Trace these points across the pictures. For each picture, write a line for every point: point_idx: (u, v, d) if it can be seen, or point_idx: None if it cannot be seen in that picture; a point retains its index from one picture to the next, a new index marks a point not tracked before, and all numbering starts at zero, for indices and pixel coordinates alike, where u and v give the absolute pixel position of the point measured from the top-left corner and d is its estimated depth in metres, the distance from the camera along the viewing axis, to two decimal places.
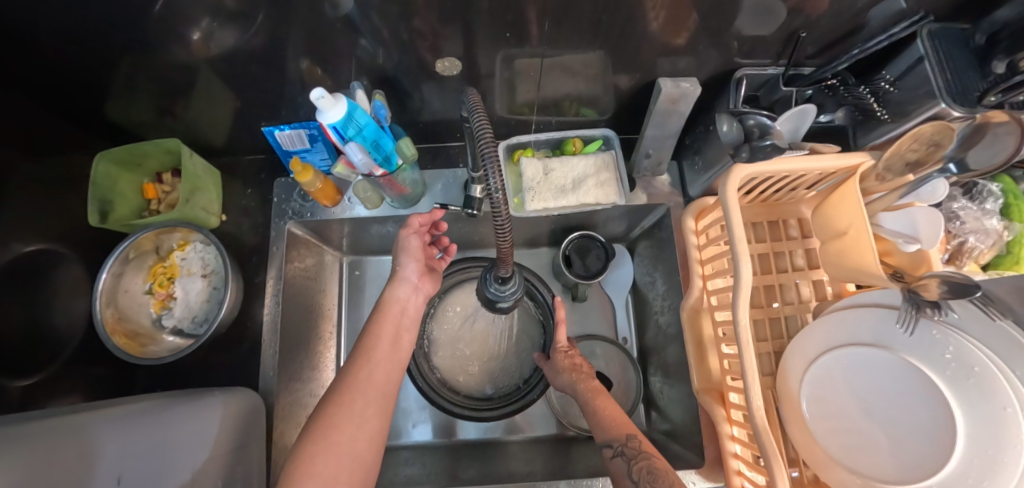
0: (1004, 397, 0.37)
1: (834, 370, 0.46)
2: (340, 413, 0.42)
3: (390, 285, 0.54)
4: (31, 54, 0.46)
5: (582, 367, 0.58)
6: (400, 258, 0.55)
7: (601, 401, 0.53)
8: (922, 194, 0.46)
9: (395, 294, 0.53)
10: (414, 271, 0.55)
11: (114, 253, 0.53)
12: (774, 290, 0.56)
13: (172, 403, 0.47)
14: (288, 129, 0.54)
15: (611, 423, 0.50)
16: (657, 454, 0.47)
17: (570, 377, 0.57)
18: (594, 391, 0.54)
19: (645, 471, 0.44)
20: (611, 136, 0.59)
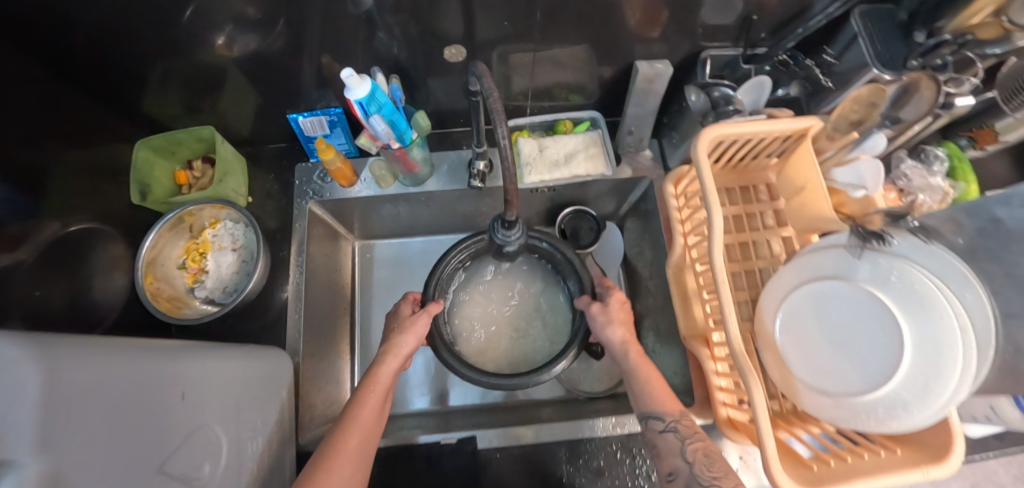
0: (940, 309, 0.45)
1: (803, 305, 0.52)
2: (326, 474, 0.45)
3: (380, 359, 0.56)
4: (86, 54, 0.52)
5: (626, 315, 0.61)
6: (398, 335, 0.58)
7: (649, 371, 0.56)
8: (868, 147, 0.53)
9: (384, 371, 0.56)
10: (410, 348, 0.58)
11: (153, 229, 0.58)
12: (748, 246, 0.63)
13: (207, 345, 0.48)
14: (311, 116, 0.62)
15: (666, 399, 0.53)
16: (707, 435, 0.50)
17: (616, 334, 0.59)
18: (642, 358, 0.57)
19: (700, 453, 0.48)
20: (598, 118, 0.67)
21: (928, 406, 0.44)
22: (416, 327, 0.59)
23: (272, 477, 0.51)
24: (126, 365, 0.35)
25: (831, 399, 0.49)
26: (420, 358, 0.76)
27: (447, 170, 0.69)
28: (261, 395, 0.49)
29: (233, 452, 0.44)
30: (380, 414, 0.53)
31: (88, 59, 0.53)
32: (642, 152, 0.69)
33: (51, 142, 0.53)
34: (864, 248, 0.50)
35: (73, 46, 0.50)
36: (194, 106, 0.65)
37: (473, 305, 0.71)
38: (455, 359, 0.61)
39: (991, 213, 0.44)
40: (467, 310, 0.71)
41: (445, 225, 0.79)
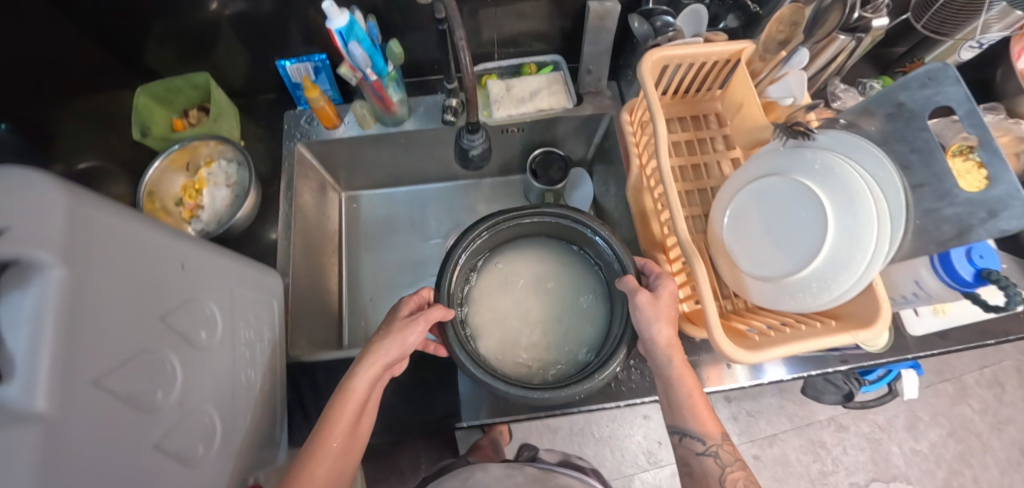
0: (856, 185, 0.50)
1: (746, 205, 0.58)
2: (317, 464, 0.51)
3: (354, 369, 0.53)
4: (87, 7, 0.57)
5: (672, 302, 0.57)
6: (380, 344, 0.54)
7: (690, 385, 0.57)
8: (795, 63, 0.58)
9: (361, 382, 0.53)
10: (391, 355, 0.55)
11: (153, 164, 0.63)
12: (700, 169, 0.69)
13: (216, 247, 0.51)
14: (296, 62, 0.70)
15: (705, 423, 0.57)
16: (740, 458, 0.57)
17: (658, 333, 0.56)
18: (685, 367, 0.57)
19: (741, 483, 0.55)
20: (559, 61, 0.75)
21: (854, 274, 0.49)
22: (406, 336, 0.54)
23: (269, 378, 0.55)
24: (137, 222, 0.40)
25: (770, 282, 0.55)
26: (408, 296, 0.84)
27: (423, 112, 0.75)
28: (251, 295, 0.54)
29: (229, 332, 0.48)
30: (352, 432, 0.54)
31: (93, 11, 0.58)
32: (603, 92, 0.76)
33: (60, 86, 0.58)
34: (797, 144, 0.55)
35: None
36: (189, 60, 0.70)
37: (496, 308, 0.69)
38: (484, 371, 0.54)
39: (895, 99, 0.50)
40: (491, 316, 0.68)
41: (427, 175, 0.86)
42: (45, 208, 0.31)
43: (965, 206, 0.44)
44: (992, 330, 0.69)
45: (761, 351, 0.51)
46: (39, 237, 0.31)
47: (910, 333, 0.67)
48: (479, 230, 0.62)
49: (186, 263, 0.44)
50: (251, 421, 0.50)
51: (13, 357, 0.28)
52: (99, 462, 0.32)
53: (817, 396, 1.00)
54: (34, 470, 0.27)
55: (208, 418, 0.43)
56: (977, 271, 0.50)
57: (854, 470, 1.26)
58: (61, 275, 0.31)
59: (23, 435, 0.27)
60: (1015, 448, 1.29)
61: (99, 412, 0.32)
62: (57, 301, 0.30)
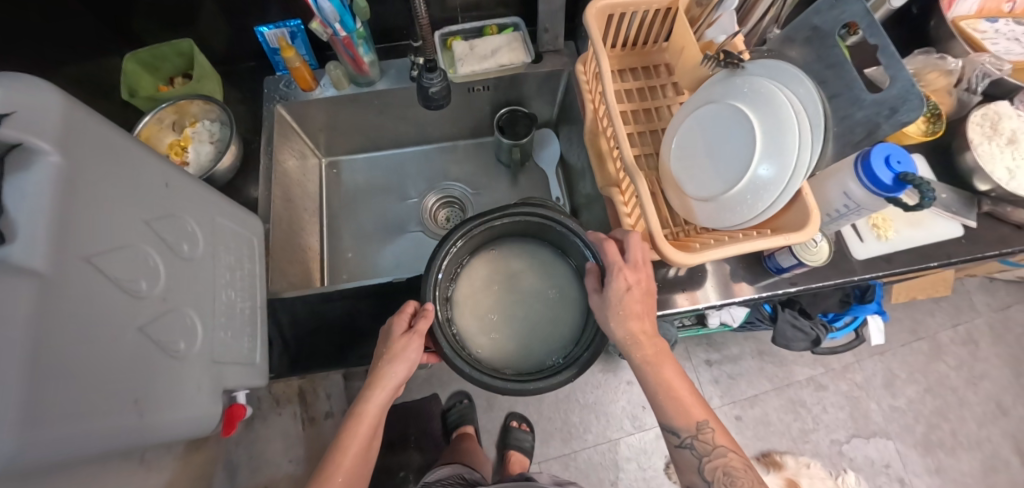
0: (777, 101, 0.55)
1: (691, 136, 0.64)
2: (338, 461, 0.55)
3: (366, 392, 0.56)
4: None
5: (638, 286, 0.56)
6: (385, 366, 0.56)
7: (661, 374, 0.57)
8: (727, 6, 0.64)
9: (372, 404, 0.57)
10: (398, 377, 0.57)
11: (143, 119, 0.70)
12: (651, 113, 0.74)
13: (204, 186, 0.55)
14: (274, 29, 0.76)
15: (681, 414, 0.56)
16: (727, 445, 0.55)
17: (623, 328, 0.56)
18: (657, 361, 0.57)
19: (719, 471, 0.54)
20: (519, 23, 0.81)
21: (780, 180, 0.54)
22: (408, 354, 0.56)
23: (251, 305, 0.60)
24: (126, 135, 0.44)
25: (711, 201, 0.61)
26: (387, 250, 0.91)
27: (394, 73, 0.82)
28: (231, 228, 0.59)
29: (209, 251, 0.53)
30: (366, 450, 0.57)
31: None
32: (561, 51, 0.83)
33: (56, 49, 0.63)
34: (729, 72, 0.61)
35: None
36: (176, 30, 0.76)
37: (479, 307, 0.66)
38: (483, 377, 0.56)
39: (810, 23, 0.55)
40: (474, 316, 0.65)
41: (402, 136, 0.94)
42: (44, 103, 0.36)
43: (873, 107, 0.49)
44: (933, 253, 0.73)
45: (700, 254, 0.57)
46: (36, 125, 0.35)
47: (855, 257, 0.72)
48: (455, 239, 0.60)
49: (170, 183, 0.49)
50: (233, 337, 0.54)
51: (13, 216, 0.33)
52: (88, 324, 0.36)
53: (788, 344, 1.04)
54: (27, 309, 0.31)
55: (188, 319, 0.47)
56: (897, 176, 0.54)
57: (834, 427, 1.29)
58: (58, 161, 0.36)
59: (17, 280, 0.31)
60: (991, 402, 1.32)
61: (87, 283, 0.36)
62: (52, 181, 0.35)
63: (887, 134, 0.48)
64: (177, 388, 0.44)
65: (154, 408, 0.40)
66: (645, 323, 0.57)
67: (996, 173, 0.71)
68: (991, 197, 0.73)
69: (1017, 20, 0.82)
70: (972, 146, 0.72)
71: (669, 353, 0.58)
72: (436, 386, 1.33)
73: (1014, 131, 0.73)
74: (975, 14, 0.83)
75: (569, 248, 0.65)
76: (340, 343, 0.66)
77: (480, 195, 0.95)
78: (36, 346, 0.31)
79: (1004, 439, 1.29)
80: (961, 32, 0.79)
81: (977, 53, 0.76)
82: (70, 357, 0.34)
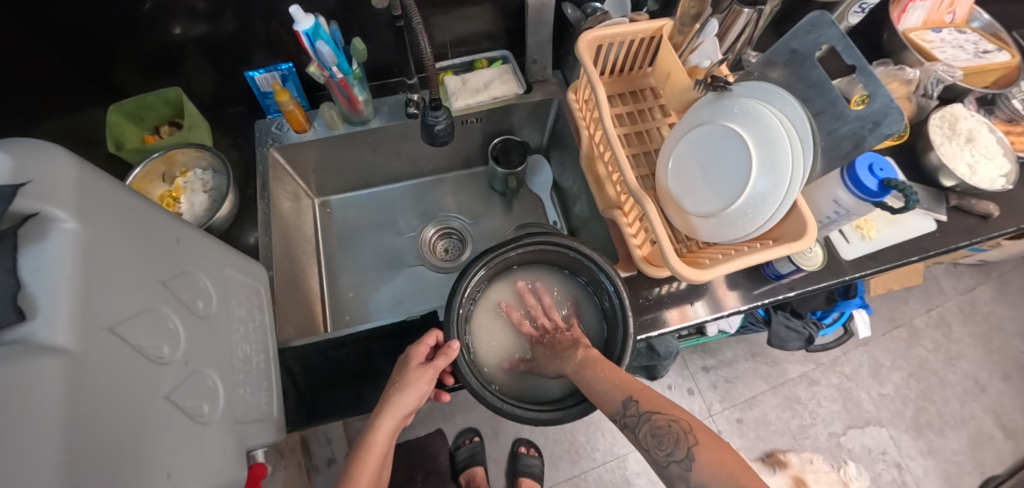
0: (767, 119, 0.59)
1: (685, 156, 0.67)
2: None
3: (375, 422, 0.54)
4: (68, 34, 0.62)
5: (554, 340, 0.64)
6: (397, 397, 0.55)
7: (588, 373, 0.57)
8: (708, 33, 0.69)
9: (381, 434, 0.54)
10: (409, 406, 0.56)
11: (135, 170, 0.68)
12: (643, 135, 0.77)
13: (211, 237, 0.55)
14: (265, 72, 0.75)
15: (607, 389, 0.54)
16: (653, 407, 0.54)
17: (556, 364, 0.60)
18: (585, 363, 0.58)
19: (651, 436, 0.53)
20: (508, 55, 0.85)
21: (777, 194, 0.57)
22: (421, 385, 0.55)
23: (262, 356, 0.58)
24: (136, 194, 0.43)
25: (711, 217, 0.63)
26: (387, 287, 0.89)
27: (388, 110, 0.83)
28: (238, 277, 0.58)
29: (219, 305, 0.52)
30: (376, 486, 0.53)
31: (74, 35, 0.62)
32: (550, 80, 0.86)
33: (40, 107, 0.61)
34: (718, 94, 0.65)
35: (61, 21, 0.60)
36: (162, 79, 0.74)
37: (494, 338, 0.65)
38: (502, 401, 0.55)
39: (789, 48, 0.60)
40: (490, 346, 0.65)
41: (394, 171, 0.94)
42: (60, 169, 0.35)
43: (856, 122, 0.52)
44: (912, 248, 0.79)
45: (712, 270, 0.59)
46: (53, 195, 0.34)
47: (844, 258, 0.77)
48: (474, 269, 0.61)
49: (181, 239, 0.48)
50: (250, 392, 0.53)
51: (34, 293, 0.31)
52: (117, 397, 0.35)
53: (783, 345, 1.08)
54: (60, 390, 0.30)
55: (208, 379, 0.46)
56: (880, 182, 0.59)
57: (830, 420, 1.34)
58: (73, 227, 0.34)
59: (46, 363, 0.30)
60: (970, 380, 1.40)
61: (113, 354, 0.35)
62: (74, 249, 0.34)
63: (872, 147, 0.52)
64: (203, 454, 0.42)
65: (184, 479, 0.39)
66: (575, 347, 0.61)
67: (958, 170, 0.79)
68: (956, 190, 0.81)
69: (958, 29, 0.91)
70: (936, 147, 0.79)
71: (593, 355, 0.59)
72: (439, 419, 1.30)
73: (970, 130, 0.82)
74: (921, 26, 0.91)
75: (582, 271, 0.66)
76: (357, 387, 0.65)
77: (477, 224, 0.96)
78: (70, 431, 0.30)
79: (985, 414, 1.36)
80: (913, 42, 0.87)
81: (930, 62, 0.83)
82: (102, 438, 0.32)
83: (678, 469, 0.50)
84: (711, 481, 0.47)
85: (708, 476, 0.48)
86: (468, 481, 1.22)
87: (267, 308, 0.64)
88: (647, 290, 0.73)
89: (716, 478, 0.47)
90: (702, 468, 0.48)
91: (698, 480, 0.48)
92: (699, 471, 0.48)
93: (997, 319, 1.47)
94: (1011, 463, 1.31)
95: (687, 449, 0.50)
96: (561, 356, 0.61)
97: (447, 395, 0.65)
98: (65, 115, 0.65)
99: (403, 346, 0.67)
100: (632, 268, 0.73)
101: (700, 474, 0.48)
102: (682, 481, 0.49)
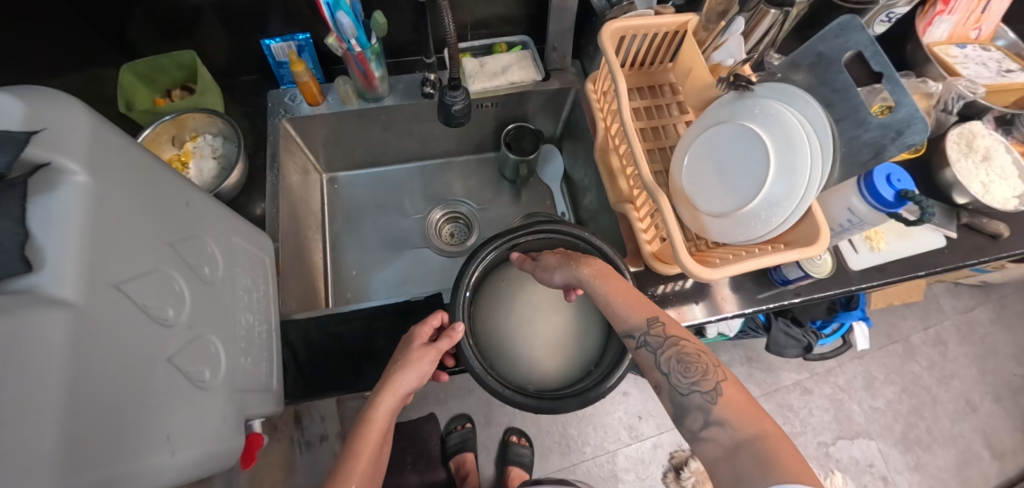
0: (788, 121, 0.58)
1: (699, 153, 0.67)
2: (348, 473, 0.50)
3: (375, 399, 0.53)
4: None
5: (567, 251, 0.62)
6: (397, 374, 0.54)
7: (609, 285, 0.56)
8: (733, 31, 0.67)
9: (382, 411, 0.53)
10: (409, 385, 0.55)
11: (145, 131, 0.67)
12: (659, 131, 0.77)
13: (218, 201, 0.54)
14: (281, 42, 0.75)
15: (632, 311, 0.54)
16: (679, 334, 0.52)
17: (567, 268, 0.58)
18: (602, 274, 0.56)
19: (674, 360, 0.50)
20: (527, 41, 0.84)
21: (793, 196, 0.57)
22: (422, 364, 0.55)
23: (264, 327, 0.58)
24: (149, 152, 0.42)
25: (723, 216, 0.63)
26: (391, 267, 0.89)
27: (403, 88, 0.82)
28: (243, 245, 0.57)
29: (224, 272, 0.51)
30: (374, 463, 0.53)
31: None
32: (568, 69, 0.85)
33: (52, 61, 0.60)
34: (739, 94, 0.64)
35: None
36: (175, 42, 0.73)
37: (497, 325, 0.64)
38: (504, 387, 0.55)
39: (816, 51, 0.58)
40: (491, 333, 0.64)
41: (404, 151, 0.93)
42: (75, 119, 0.34)
43: (879, 129, 0.52)
44: (921, 262, 0.78)
45: (721, 269, 0.59)
46: (66, 145, 0.33)
47: (852, 268, 0.76)
48: (483, 253, 0.61)
49: (190, 202, 0.48)
50: (251, 362, 0.53)
51: (42, 244, 0.31)
52: (121, 353, 0.34)
53: (781, 351, 1.08)
54: (64, 343, 0.30)
55: (211, 346, 0.46)
56: (897, 193, 0.59)
57: (821, 430, 1.34)
58: (84, 181, 0.34)
59: (52, 316, 0.29)
60: (962, 399, 1.40)
61: (118, 312, 0.35)
62: (83, 202, 0.33)
63: (893, 156, 0.51)
64: (203, 418, 0.42)
65: (183, 444, 0.39)
66: (589, 255, 0.59)
67: (973, 188, 0.78)
68: (968, 208, 0.81)
69: (982, 46, 0.90)
70: (952, 164, 0.78)
71: (612, 270, 0.58)
72: (432, 404, 1.31)
73: (987, 148, 0.80)
74: (945, 40, 0.90)
75: None
76: (356, 364, 0.65)
77: (485, 211, 0.95)
78: (73, 385, 0.29)
79: (974, 434, 1.37)
80: (936, 56, 0.85)
81: (953, 77, 0.82)
82: (104, 396, 0.32)
83: (700, 399, 0.47)
84: (733, 419, 0.44)
85: (731, 413, 0.45)
86: (457, 467, 1.22)
87: (271, 279, 0.63)
88: (654, 286, 0.72)
89: (741, 418, 0.44)
90: (728, 404, 0.45)
91: (718, 415, 0.45)
92: (723, 406, 0.45)
93: (993, 341, 1.47)
94: (995, 483, 1.33)
95: (715, 382, 0.47)
96: (576, 260, 0.59)
97: (446, 376, 0.65)
98: (77, 72, 0.65)
99: (406, 325, 0.67)
100: (640, 262, 0.73)
101: (722, 410, 0.45)
102: (700, 413, 0.46)
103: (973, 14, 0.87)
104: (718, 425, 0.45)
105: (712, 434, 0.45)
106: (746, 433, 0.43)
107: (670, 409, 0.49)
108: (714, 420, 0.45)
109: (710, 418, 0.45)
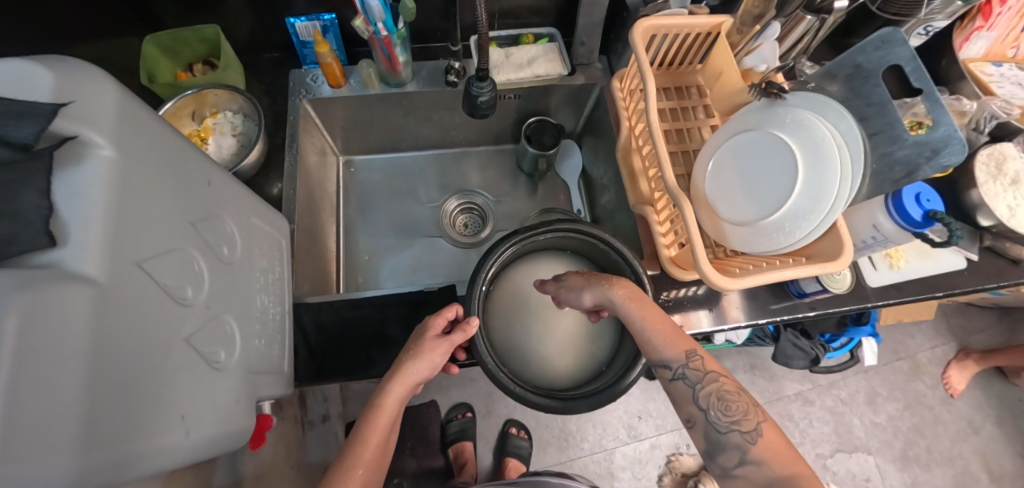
0: (820, 131, 0.57)
1: (725, 162, 0.65)
2: (358, 455, 0.51)
3: (385, 387, 0.53)
4: None
5: (592, 270, 0.60)
6: (409, 363, 0.54)
7: (644, 311, 0.53)
8: (767, 36, 0.66)
9: (391, 399, 0.53)
10: (420, 375, 0.55)
11: (166, 105, 0.67)
12: (683, 133, 0.75)
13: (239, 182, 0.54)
14: (306, 21, 0.73)
15: (669, 344, 0.52)
16: (717, 369, 0.52)
17: (597, 289, 0.56)
18: (636, 299, 0.54)
19: (714, 397, 0.50)
20: (555, 33, 0.82)
21: (819, 209, 0.56)
22: (434, 355, 0.55)
23: (278, 309, 0.58)
24: (174, 128, 0.42)
25: (747, 227, 0.61)
26: (404, 254, 0.89)
27: (427, 75, 0.81)
28: (261, 226, 0.57)
29: (241, 251, 0.51)
30: (382, 448, 0.53)
31: None
32: (594, 64, 0.84)
33: (77, 28, 0.60)
34: (769, 102, 0.62)
35: None
36: (201, 14, 0.73)
37: (511, 321, 0.64)
38: (515, 383, 0.54)
39: (853, 62, 0.56)
40: (505, 328, 0.64)
41: (423, 138, 0.92)
42: (102, 95, 0.34)
43: (913, 147, 0.49)
44: (939, 283, 0.77)
45: (739, 280, 0.58)
46: (95, 119, 0.33)
47: (870, 284, 0.75)
48: (502, 248, 0.60)
49: (212, 181, 0.47)
50: (264, 344, 0.53)
51: (66, 218, 0.30)
52: (142, 329, 0.35)
53: (788, 361, 1.08)
54: (85, 320, 0.29)
55: (226, 326, 0.46)
56: (925, 213, 0.58)
57: (820, 442, 1.34)
58: (110, 155, 0.33)
59: (76, 291, 0.29)
60: (963, 421, 1.40)
61: (138, 289, 0.35)
62: (108, 177, 0.33)
63: (926, 177, 0.49)
64: (216, 399, 0.42)
65: (197, 425, 0.39)
66: (617, 278, 0.56)
67: (998, 211, 0.75)
68: (991, 232, 0.79)
69: (1019, 65, 0.87)
70: (980, 185, 0.76)
71: (644, 293, 0.56)
72: (434, 391, 1.32)
73: (1017, 172, 0.76)
74: (982, 57, 0.87)
75: (608, 262, 0.65)
76: (368, 350, 0.65)
77: (500, 203, 0.94)
78: (92, 363, 0.29)
79: (973, 456, 1.36)
80: (972, 73, 0.83)
81: (987, 96, 0.79)
82: (123, 372, 0.32)
83: (739, 438, 0.48)
84: (771, 460, 0.46)
85: (769, 455, 0.47)
86: (456, 455, 1.24)
87: (287, 261, 0.63)
88: (668, 290, 0.72)
89: (779, 461, 0.46)
90: (768, 446, 0.47)
91: (756, 455, 0.47)
92: (762, 448, 0.47)
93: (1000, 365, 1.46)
94: None
95: (755, 423, 0.49)
96: (605, 282, 0.56)
97: (457, 368, 0.65)
98: (102, 39, 0.64)
99: (418, 315, 0.67)
100: (656, 266, 0.73)
101: (761, 450, 0.47)
102: (737, 451, 0.48)
103: (1012, 32, 0.84)
104: (754, 464, 0.47)
105: (745, 472, 0.47)
106: (783, 475, 0.45)
107: (702, 443, 0.51)
108: (751, 459, 0.47)
109: (746, 458, 0.48)
